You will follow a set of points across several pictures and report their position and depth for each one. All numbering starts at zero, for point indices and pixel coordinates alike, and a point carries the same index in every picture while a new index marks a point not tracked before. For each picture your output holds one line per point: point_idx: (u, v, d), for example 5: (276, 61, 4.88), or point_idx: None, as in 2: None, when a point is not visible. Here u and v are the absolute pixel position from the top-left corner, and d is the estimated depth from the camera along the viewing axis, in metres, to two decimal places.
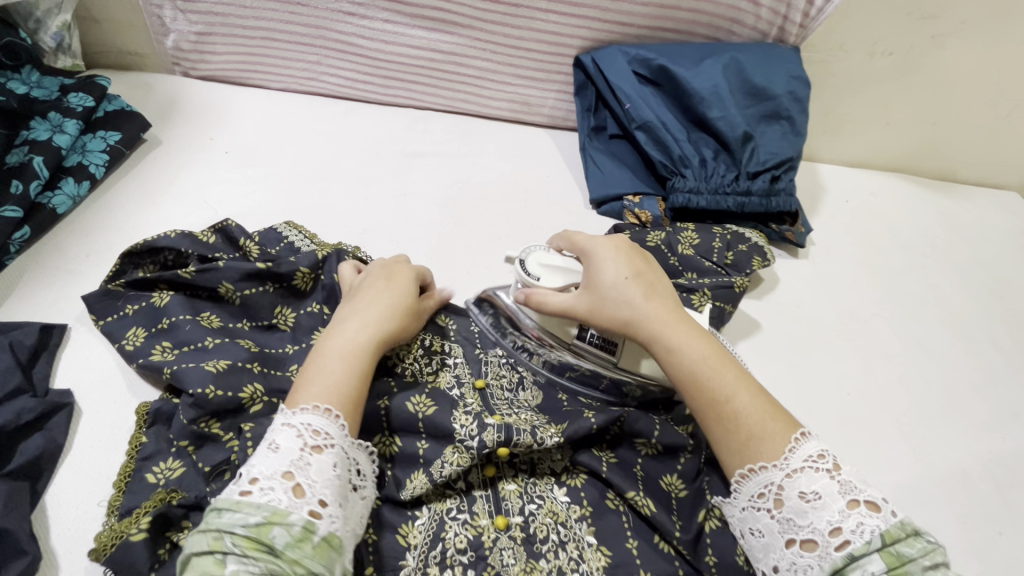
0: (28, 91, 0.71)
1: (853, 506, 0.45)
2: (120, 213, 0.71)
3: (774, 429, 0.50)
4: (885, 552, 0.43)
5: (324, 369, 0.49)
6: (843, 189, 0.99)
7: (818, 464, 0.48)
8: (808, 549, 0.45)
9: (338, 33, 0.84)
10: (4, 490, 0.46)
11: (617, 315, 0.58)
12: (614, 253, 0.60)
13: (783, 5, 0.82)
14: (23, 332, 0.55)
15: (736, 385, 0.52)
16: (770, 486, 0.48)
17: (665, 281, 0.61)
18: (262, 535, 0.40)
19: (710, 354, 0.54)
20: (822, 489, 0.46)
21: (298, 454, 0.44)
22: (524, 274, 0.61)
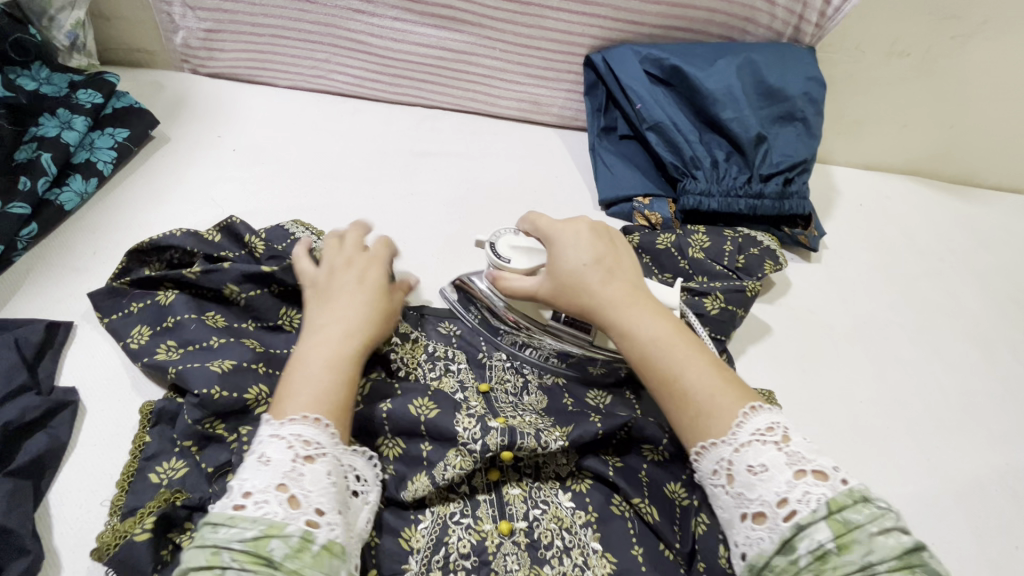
0: (37, 87, 0.71)
1: (800, 476, 0.43)
2: (127, 210, 0.71)
3: (726, 406, 0.48)
4: (831, 520, 0.41)
5: (307, 379, 0.48)
6: (858, 192, 0.97)
7: (766, 436, 0.46)
8: (759, 523, 0.44)
9: (347, 31, 0.83)
10: (7, 488, 0.46)
11: (579, 300, 0.57)
12: (576, 236, 0.59)
13: (798, 5, 0.80)
14: (28, 330, 0.55)
15: (689, 364, 0.51)
16: (721, 462, 0.47)
17: (630, 261, 0.60)
18: (261, 548, 0.39)
19: (666, 333, 0.53)
20: (769, 461, 0.45)
21: (290, 465, 0.43)
22: (494, 257, 0.61)
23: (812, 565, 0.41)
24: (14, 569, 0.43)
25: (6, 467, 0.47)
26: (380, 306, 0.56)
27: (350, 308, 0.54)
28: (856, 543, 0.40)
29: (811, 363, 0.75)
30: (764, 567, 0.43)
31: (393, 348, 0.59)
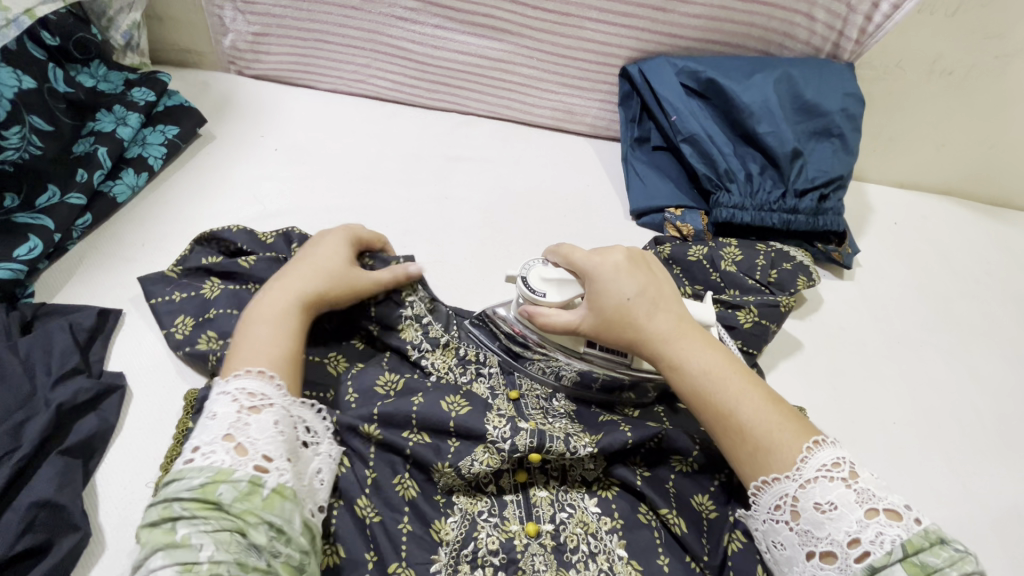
0: (95, 84, 0.73)
1: (872, 516, 0.44)
2: (174, 205, 0.73)
3: (785, 441, 0.49)
4: (907, 562, 0.42)
5: (251, 335, 0.52)
6: (892, 210, 0.96)
7: (833, 472, 0.47)
8: (827, 562, 0.45)
9: (389, 37, 0.86)
10: (59, 466, 0.48)
11: (625, 333, 0.57)
12: (615, 270, 0.58)
13: (838, 21, 0.80)
14: (82, 315, 0.57)
15: (740, 397, 0.52)
16: (785, 498, 0.47)
17: (670, 288, 0.60)
18: (209, 494, 0.42)
19: (716, 365, 0.54)
20: (838, 499, 0.45)
21: (236, 416, 0.46)
22: (526, 291, 0.58)
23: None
24: (65, 544, 0.45)
25: (58, 446, 0.49)
26: (328, 268, 0.58)
27: (300, 271, 0.57)
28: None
29: (841, 380, 0.74)
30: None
31: (424, 354, 0.60)
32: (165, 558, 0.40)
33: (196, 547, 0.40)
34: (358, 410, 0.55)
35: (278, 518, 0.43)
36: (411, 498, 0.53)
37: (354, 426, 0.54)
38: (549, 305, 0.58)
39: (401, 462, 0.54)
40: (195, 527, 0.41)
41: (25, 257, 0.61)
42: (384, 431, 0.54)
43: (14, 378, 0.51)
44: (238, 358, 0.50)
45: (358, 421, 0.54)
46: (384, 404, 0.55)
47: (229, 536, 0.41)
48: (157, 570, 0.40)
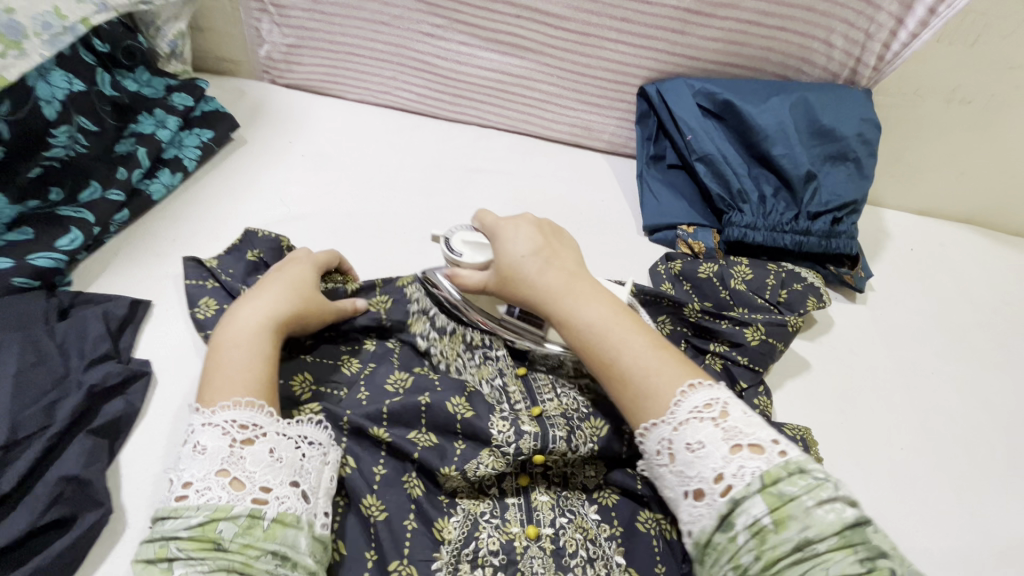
0: (138, 88, 0.78)
1: (735, 451, 0.46)
2: (204, 204, 0.77)
3: (662, 384, 0.51)
4: (766, 493, 0.44)
5: (226, 363, 0.52)
6: (908, 237, 0.95)
7: (704, 413, 0.48)
8: (699, 499, 0.46)
9: (416, 52, 0.89)
10: (87, 445, 0.50)
11: (517, 289, 0.59)
12: (516, 231, 0.61)
13: (856, 48, 0.82)
14: (115, 304, 0.60)
15: (622, 345, 0.53)
16: (662, 443, 0.49)
17: (569, 249, 0.62)
18: (208, 533, 0.44)
19: (606, 316, 0.55)
20: (707, 438, 0.47)
21: (228, 451, 0.47)
22: (449, 252, 0.62)
23: (749, 541, 0.43)
24: (89, 518, 0.47)
25: (86, 426, 0.52)
26: (299, 287, 0.59)
27: (275, 293, 0.58)
28: (791, 518, 0.43)
29: (850, 403, 0.74)
30: (706, 543, 0.46)
31: (432, 342, 0.62)
32: None
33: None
34: (367, 409, 0.55)
35: (281, 546, 0.45)
36: (416, 496, 0.53)
37: (362, 427, 0.55)
38: (465, 265, 0.62)
39: (408, 464, 0.55)
40: (194, 566, 0.43)
41: (67, 248, 0.65)
42: (391, 433, 0.55)
43: (51, 360, 0.54)
44: (217, 390, 0.50)
45: (367, 423, 0.55)
46: (393, 402, 0.56)
47: (227, 574, 0.43)
48: None
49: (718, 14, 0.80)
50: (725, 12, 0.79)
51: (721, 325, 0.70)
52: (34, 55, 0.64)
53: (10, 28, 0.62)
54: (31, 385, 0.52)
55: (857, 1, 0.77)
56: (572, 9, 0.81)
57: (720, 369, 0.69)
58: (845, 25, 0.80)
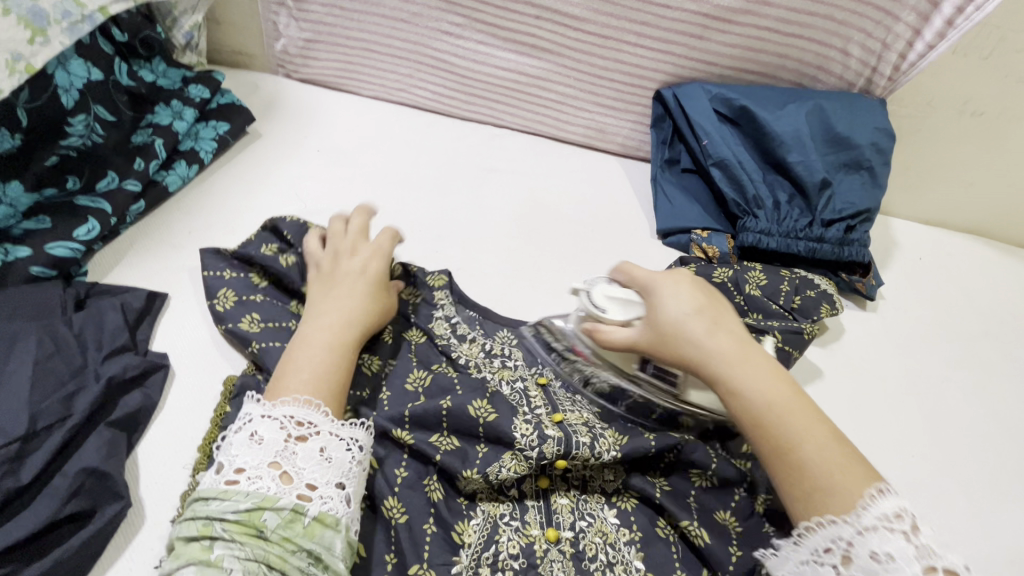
0: (154, 79, 0.77)
1: (930, 572, 0.42)
2: (220, 196, 0.76)
3: (849, 482, 0.47)
4: None
5: (309, 358, 0.53)
6: (916, 247, 0.96)
7: (893, 523, 0.45)
8: None
9: (433, 50, 0.89)
10: (106, 437, 0.50)
11: (677, 349, 0.55)
12: (676, 287, 0.57)
13: (872, 58, 0.82)
14: (132, 295, 0.60)
15: (803, 432, 0.50)
16: (837, 542, 0.46)
17: (731, 311, 0.58)
18: (253, 519, 0.45)
19: (783, 396, 0.52)
20: (896, 551, 0.43)
21: (283, 444, 0.48)
22: (590, 305, 0.58)
23: None
24: (108, 511, 0.47)
25: (105, 418, 0.51)
26: (378, 297, 0.61)
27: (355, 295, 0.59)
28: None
29: (861, 409, 0.75)
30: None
31: (453, 344, 0.63)
32: (195, 571, 0.43)
33: (227, 570, 0.43)
34: (390, 412, 0.56)
35: (318, 546, 0.45)
36: (435, 500, 0.53)
37: (385, 428, 0.55)
38: (608, 321, 0.58)
39: (429, 467, 0.55)
40: (230, 550, 0.44)
41: (84, 238, 0.64)
42: (414, 436, 0.55)
43: (68, 351, 0.53)
44: (296, 382, 0.51)
45: (389, 423, 0.55)
46: (414, 405, 0.56)
47: (258, 566, 0.43)
48: None
49: (737, 20, 0.80)
50: (744, 18, 0.80)
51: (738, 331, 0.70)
52: (57, 43, 0.63)
53: (35, 15, 0.62)
54: (49, 375, 0.51)
55: (874, 11, 0.78)
56: (591, 11, 0.82)
57: None
58: (862, 34, 0.80)
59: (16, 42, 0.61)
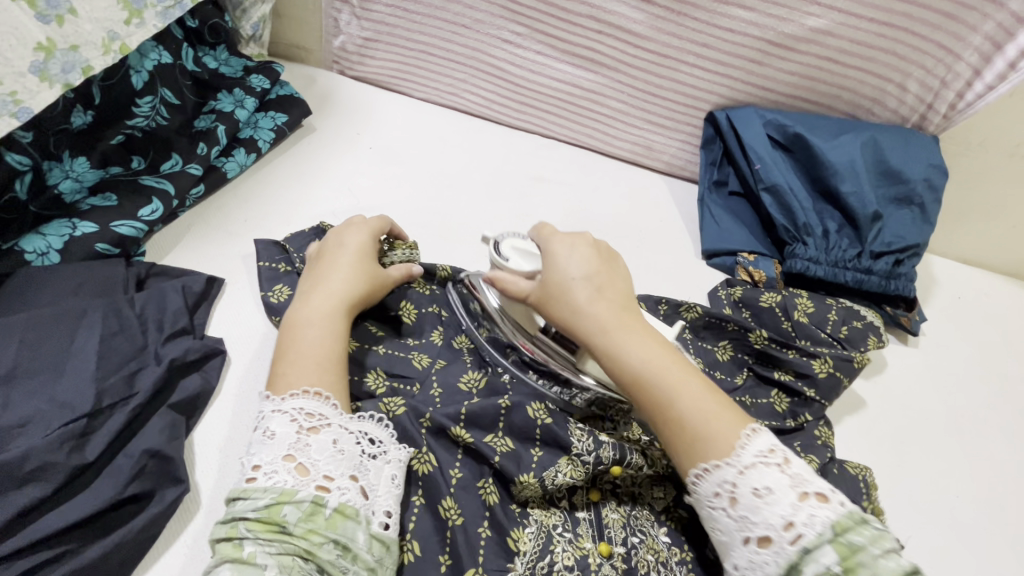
0: (217, 67, 0.77)
1: (804, 498, 0.44)
2: (274, 187, 0.76)
3: (722, 430, 0.48)
4: (837, 543, 0.41)
5: (301, 340, 0.53)
6: (959, 284, 0.95)
7: (769, 458, 0.46)
8: (763, 547, 0.43)
9: (491, 57, 0.90)
10: (167, 420, 0.51)
11: (559, 310, 0.55)
12: (568, 249, 0.57)
13: (929, 94, 0.83)
14: (192, 279, 0.61)
15: (678, 387, 0.50)
16: (723, 485, 0.46)
17: (622, 279, 0.58)
18: (273, 514, 0.44)
19: (657, 354, 0.52)
20: (774, 484, 0.44)
21: (295, 437, 0.47)
22: (495, 255, 0.60)
23: None
24: (169, 494, 0.48)
25: (166, 401, 0.53)
26: (367, 271, 0.60)
27: (337, 270, 0.59)
28: (862, 568, 0.40)
29: (904, 444, 0.75)
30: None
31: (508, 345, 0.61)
32: (231, 570, 0.42)
33: (261, 566, 0.42)
34: (446, 409, 0.55)
35: (342, 537, 0.44)
36: (491, 504, 0.52)
37: (444, 426, 0.54)
38: (508, 270, 0.59)
39: (485, 468, 0.54)
40: (261, 547, 0.43)
41: (148, 218, 0.65)
42: (472, 434, 0.54)
43: (131, 330, 0.55)
44: (292, 367, 0.51)
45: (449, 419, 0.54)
46: (471, 403, 0.55)
47: (291, 560, 0.43)
48: None
49: (799, 49, 0.81)
50: (806, 47, 0.80)
51: (787, 354, 0.71)
52: (151, 25, 0.65)
53: None
54: (113, 353, 0.53)
55: (937, 49, 0.78)
56: (654, 29, 0.82)
57: (786, 408, 0.70)
58: (922, 71, 0.81)
59: (114, 21, 0.62)
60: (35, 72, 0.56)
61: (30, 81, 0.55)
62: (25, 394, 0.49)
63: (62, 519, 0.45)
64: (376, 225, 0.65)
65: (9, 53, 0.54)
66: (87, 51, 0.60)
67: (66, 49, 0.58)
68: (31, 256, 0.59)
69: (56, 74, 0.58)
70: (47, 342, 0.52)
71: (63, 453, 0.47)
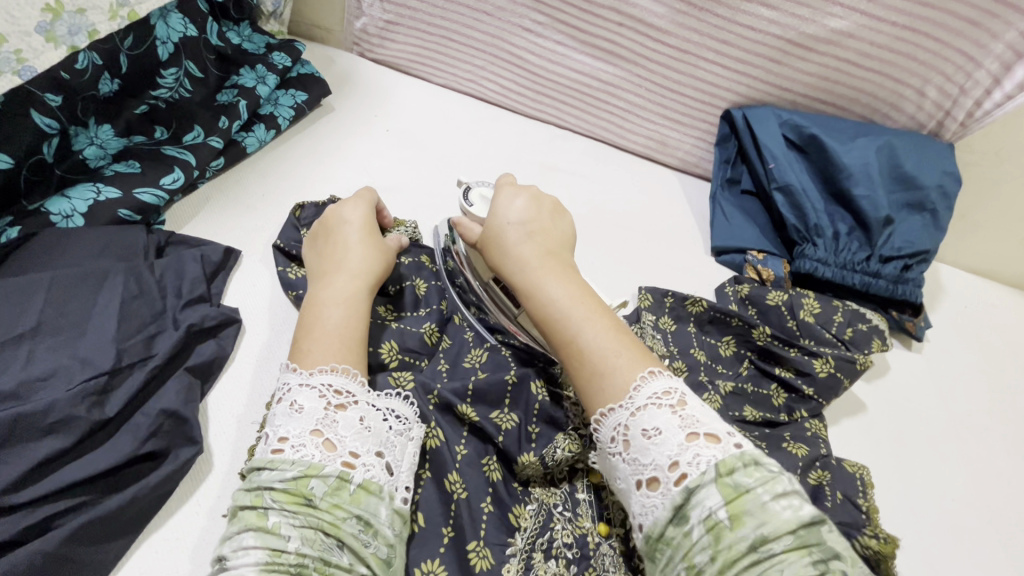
0: (240, 42, 0.78)
1: (691, 439, 0.46)
2: (292, 163, 0.77)
3: (618, 364, 0.51)
4: (721, 483, 0.44)
5: (326, 319, 0.55)
6: (968, 293, 0.95)
7: (662, 400, 0.48)
8: (652, 489, 0.46)
9: (511, 45, 0.90)
10: (183, 382, 0.54)
11: (493, 252, 0.61)
12: (513, 196, 0.63)
13: (948, 101, 0.82)
14: (211, 248, 0.63)
15: (587, 324, 0.54)
16: (617, 429, 0.49)
17: (562, 231, 0.63)
18: (300, 487, 0.45)
19: (572, 296, 0.56)
20: (662, 425, 0.47)
21: (323, 413, 0.48)
22: (462, 199, 0.66)
23: (704, 536, 0.43)
24: (184, 454, 0.51)
25: (182, 363, 0.55)
26: (380, 249, 0.62)
27: (352, 246, 0.61)
28: (747, 514, 0.43)
29: (903, 447, 0.76)
30: (659, 536, 0.45)
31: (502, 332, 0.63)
32: (255, 539, 0.43)
33: (285, 537, 0.43)
34: (454, 385, 0.56)
35: (364, 512, 0.46)
36: (494, 480, 0.54)
37: (450, 402, 0.55)
38: (470, 215, 0.65)
39: (490, 446, 0.56)
40: (286, 518, 0.44)
41: (169, 187, 0.66)
42: (477, 412, 0.55)
43: (150, 295, 0.57)
44: (318, 346, 0.52)
45: (455, 396, 0.55)
46: (478, 380, 0.56)
47: (315, 533, 0.44)
48: (249, 549, 0.42)
49: (820, 50, 0.81)
50: (826, 48, 0.80)
51: (788, 351, 0.72)
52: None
53: None
54: (133, 316, 0.55)
55: (958, 55, 0.78)
56: (675, 23, 0.82)
57: (783, 402, 0.71)
58: (942, 77, 0.80)
59: None
60: (41, 32, 0.58)
61: (36, 40, 0.57)
62: (49, 349, 0.51)
63: (85, 470, 0.48)
64: (372, 198, 0.66)
65: (16, 12, 0.56)
66: (94, 15, 0.61)
67: (72, 12, 0.59)
68: (56, 218, 0.61)
69: (62, 36, 0.59)
70: (72, 302, 0.54)
71: (84, 408, 0.49)
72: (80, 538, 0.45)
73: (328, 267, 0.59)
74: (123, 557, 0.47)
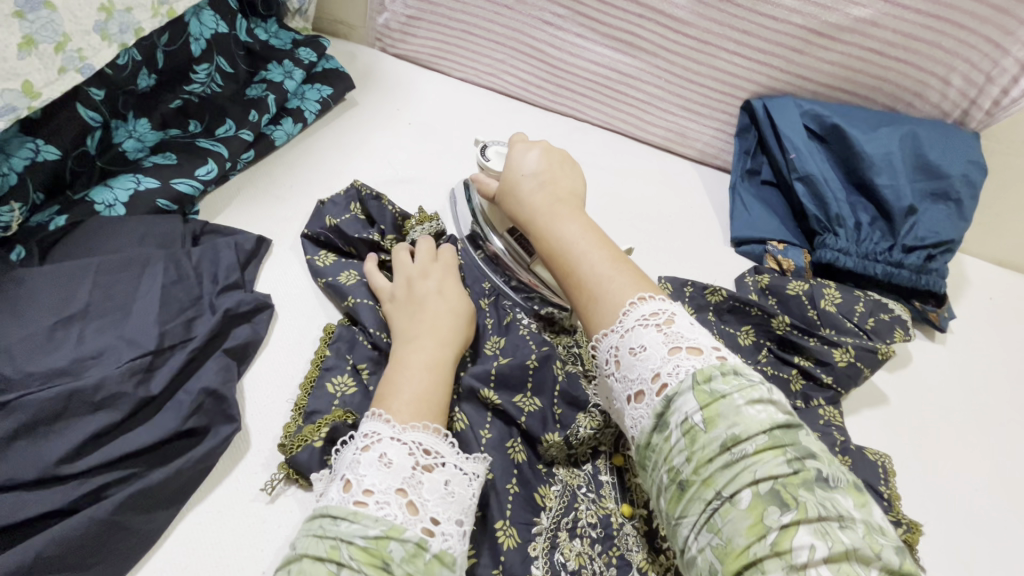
0: (267, 39, 0.81)
1: (674, 352, 0.46)
2: (316, 156, 0.79)
3: (614, 291, 0.52)
4: (698, 390, 0.44)
5: (413, 379, 0.52)
6: (993, 285, 0.93)
7: (650, 321, 0.49)
8: (638, 401, 0.47)
9: (531, 39, 0.91)
10: (221, 364, 0.56)
11: (506, 199, 0.63)
12: (530, 149, 0.65)
13: (973, 89, 0.81)
14: (244, 236, 0.65)
15: (589, 257, 0.55)
16: (610, 350, 0.50)
17: (575, 180, 0.64)
18: (380, 547, 0.40)
19: (581, 234, 0.57)
20: (648, 342, 0.48)
21: (410, 471, 0.45)
22: (480, 156, 0.70)
23: (680, 440, 0.43)
24: (223, 431, 0.53)
25: (220, 345, 0.58)
26: (464, 313, 0.61)
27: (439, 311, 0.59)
28: (721, 417, 0.42)
29: (924, 438, 0.76)
30: (646, 446, 0.46)
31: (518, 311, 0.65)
32: None
33: None
34: (476, 370, 0.58)
35: None
36: (519, 462, 0.56)
37: (473, 387, 0.57)
38: (486, 169, 0.69)
39: (513, 429, 0.57)
40: None
41: (203, 178, 0.69)
42: (500, 397, 0.57)
43: (188, 280, 0.60)
44: (405, 404, 0.50)
45: (480, 381, 0.57)
46: (500, 364, 0.59)
47: None
48: None
49: (843, 39, 0.80)
50: (850, 36, 0.80)
51: (808, 342, 0.72)
52: None
53: None
54: (173, 300, 0.58)
55: (984, 42, 0.77)
56: (696, 14, 0.82)
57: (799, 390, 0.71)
58: (968, 64, 0.79)
59: None
60: (98, 31, 0.59)
61: (95, 39, 0.58)
62: (96, 331, 0.54)
63: (131, 445, 0.50)
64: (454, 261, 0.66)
65: (78, 11, 0.57)
66: (139, 13, 0.62)
67: (122, 10, 0.60)
68: (99, 208, 0.63)
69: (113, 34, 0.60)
70: (117, 286, 0.57)
71: (131, 385, 0.52)
72: (131, 507, 0.48)
73: (412, 329, 0.58)
74: (169, 527, 0.50)
